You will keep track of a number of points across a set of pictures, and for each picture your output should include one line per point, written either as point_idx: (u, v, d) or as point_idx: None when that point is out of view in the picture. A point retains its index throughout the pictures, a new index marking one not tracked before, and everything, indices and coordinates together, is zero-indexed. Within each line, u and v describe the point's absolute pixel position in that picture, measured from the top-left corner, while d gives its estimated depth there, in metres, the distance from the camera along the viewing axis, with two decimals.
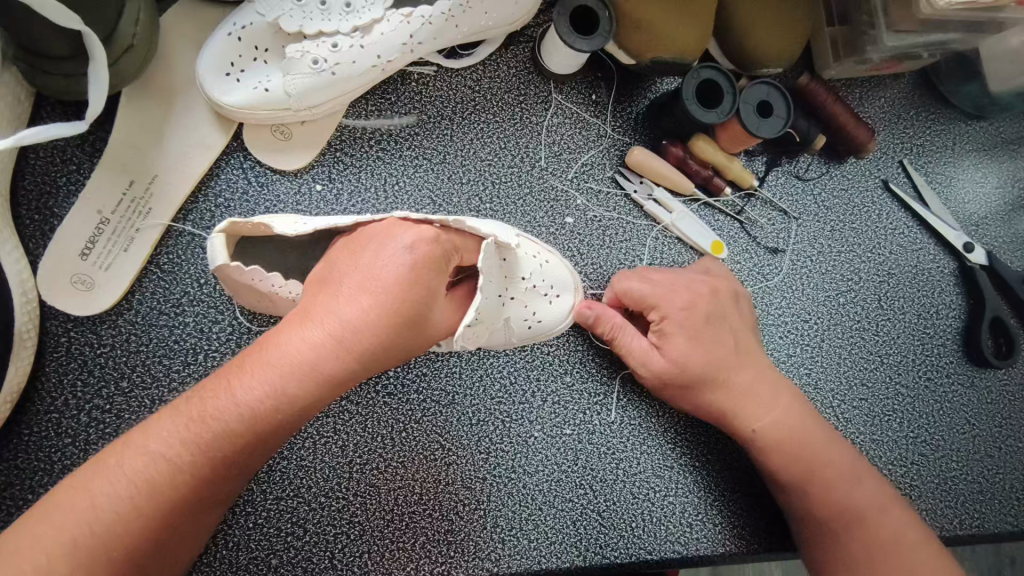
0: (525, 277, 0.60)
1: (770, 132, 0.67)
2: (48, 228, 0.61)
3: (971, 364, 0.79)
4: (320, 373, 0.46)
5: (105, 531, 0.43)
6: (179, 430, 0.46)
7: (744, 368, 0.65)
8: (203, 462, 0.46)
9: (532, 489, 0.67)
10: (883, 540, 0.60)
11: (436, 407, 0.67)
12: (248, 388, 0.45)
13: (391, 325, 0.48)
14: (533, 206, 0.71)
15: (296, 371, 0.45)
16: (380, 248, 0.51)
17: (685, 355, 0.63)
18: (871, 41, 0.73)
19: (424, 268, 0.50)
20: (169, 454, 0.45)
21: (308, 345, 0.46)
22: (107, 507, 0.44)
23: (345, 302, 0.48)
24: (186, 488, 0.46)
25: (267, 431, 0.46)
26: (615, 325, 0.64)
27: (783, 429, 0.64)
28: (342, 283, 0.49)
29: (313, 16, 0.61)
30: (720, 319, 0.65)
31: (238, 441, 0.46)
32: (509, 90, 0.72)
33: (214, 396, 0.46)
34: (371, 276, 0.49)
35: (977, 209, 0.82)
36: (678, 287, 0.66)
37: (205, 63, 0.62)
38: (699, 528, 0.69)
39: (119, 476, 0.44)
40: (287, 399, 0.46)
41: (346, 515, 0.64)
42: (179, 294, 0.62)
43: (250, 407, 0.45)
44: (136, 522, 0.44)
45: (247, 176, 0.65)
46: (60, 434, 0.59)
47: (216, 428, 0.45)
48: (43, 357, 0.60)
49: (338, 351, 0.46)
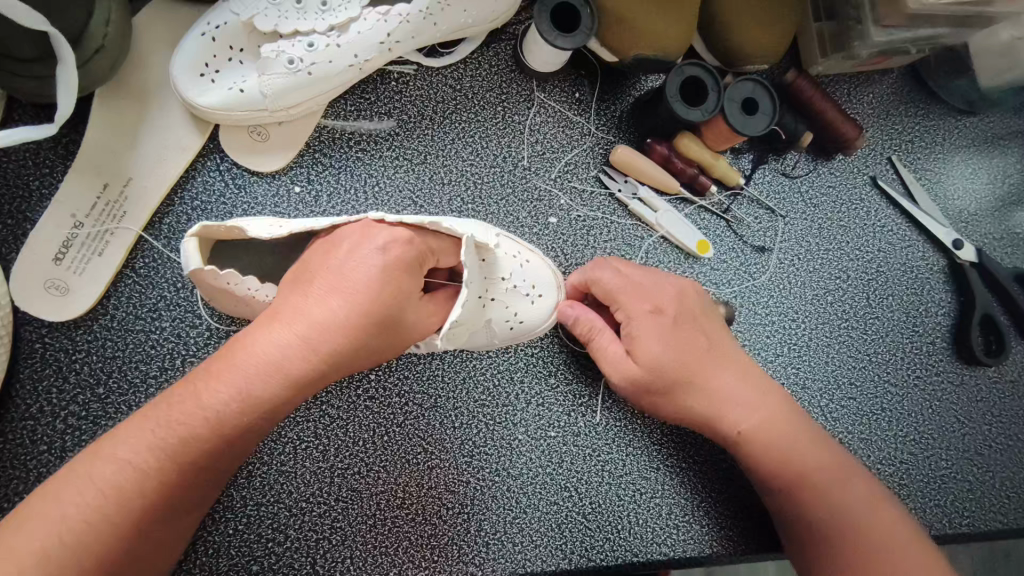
0: (506, 277, 0.59)
1: (755, 130, 0.66)
2: (21, 233, 0.60)
3: (961, 362, 0.79)
4: (289, 374, 0.46)
5: (75, 539, 0.43)
6: (146, 436, 0.45)
7: (718, 370, 0.64)
8: (173, 468, 0.45)
9: (517, 492, 0.66)
10: (871, 540, 0.58)
11: (419, 410, 0.66)
12: (217, 391, 0.45)
13: (365, 324, 0.48)
14: (515, 206, 0.70)
15: (264, 372, 0.45)
16: (352, 250, 0.50)
17: (656, 357, 0.62)
18: (858, 36, 0.72)
19: (398, 267, 0.50)
20: (138, 461, 0.45)
21: (276, 345, 0.46)
22: (75, 516, 0.43)
23: (317, 302, 0.47)
24: (156, 494, 0.45)
25: (237, 434, 0.46)
26: (595, 326, 0.64)
27: (759, 428, 0.63)
28: (314, 281, 0.49)
29: (289, 15, 0.60)
30: (692, 319, 0.65)
31: (207, 444, 0.46)
32: (491, 89, 0.71)
33: (181, 401, 0.46)
34: (341, 275, 0.49)
35: (967, 205, 0.81)
36: (643, 285, 0.65)
37: (180, 64, 0.61)
38: (686, 530, 0.68)
39: (88, 484, 0.44)
40: (256, 400, 0.45)
41: (327, 520, 0.63)
42: (156, 298, 0.61)
43: (218, 410, 0.45)
44: (105, 529, 0.44)
45: (224, 178, 0.64)
46: (36, 441, 0.58)
47: (185, 433, 0.45)
48: (17, 363, 0.59)
49: (306, 351, 0.46)
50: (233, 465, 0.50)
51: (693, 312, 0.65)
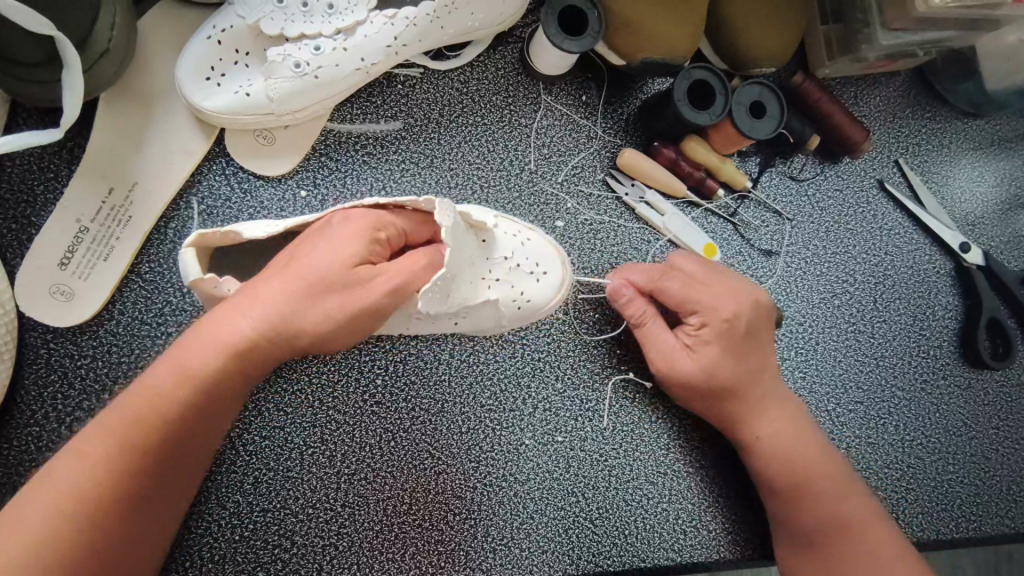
0: (506, 256, 0.60)
1: (763, 134, 0.66)
2: (26, 238, 0.59)
3: (967, 366, 0.78)
4: (226, 341, 0.47)
5: (34, 531, 0.43)
6: (100, 427, 0.46)
7: (760, 386, 0.63)
8: (125, 453, 0.46)
9: (524, 497, 0.66)
10: (853, 544, 0.61)
11: (425, 415, 0.66)
12: (159, 370, 0.47)
13: (309, 296, 0.47)
14: (522, 210, 0.69)
15: (207, 347, 0.47)
16: (311, 235, 0.51)
17: (713, 362, 0.62)
18: (866, 39, 0.72)
19: (344, 236, 0.49)
20: (92, 449, 0.46)
21: (215, 320, 0.47)
22: (38, 511, 0.44)
23: (259, 281, 0.48)
24: (108, 479, 0.46)
25: (182, 413, 0.47)
26: (649, 313, 0.64)
27: (787, 444, 0.63)
28: (264, 269, 0.50)
29: (295, 19, 0.60)
30: (754, 334, 0.64)
31: (155, 424, 0.46)
32: (498, 92, 0.70)
33: (130, 389, 0.47)
34: (292, 257, 0.49)
35: (974, 208, 0.81)
36: (716, 289, 0.64)
37: (185, 67, 0.60)
38: (694, 535, 0.68)
39: (47, 479, 0.45)
40: (196, 372, 0.47)
41: (333, 526, 0.63)
42: (162, 303, 0.61)
43: (161, 387, 0.46)
44: (60, 517, 0.44)
45: (230, 182, 0.64)
46: (40, 448, 0.58)
47: (135, 416, 0.46)
48: (22, 369, 0.58)
49: (240, 319, 0.47)
50: (187, 450, 0.50)
51: (756, 324, 0.64)
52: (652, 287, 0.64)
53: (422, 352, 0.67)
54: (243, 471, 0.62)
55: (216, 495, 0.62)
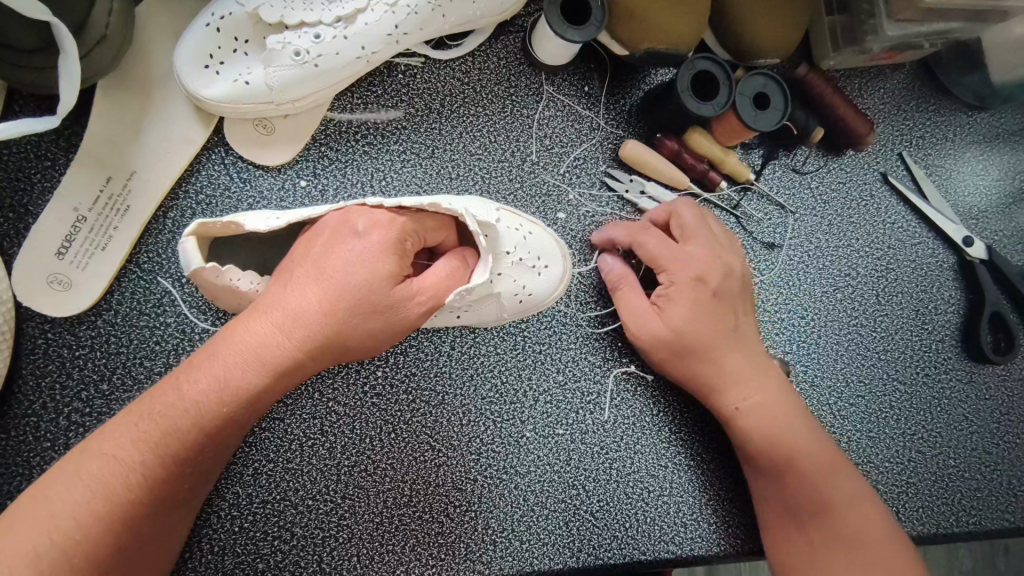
0: (509, 251, 0.59)
1: (767, 125, 0.65)
2: (23, 226, 0.59)
3: (969, 360, 0.78)
4: (269, 363, 0.48)
5: (64, 537, 0.44)
6: (133, 432, 0.47)
7: (727, 364, 0.63)
8: (157, 462, 0.47)
9: (525, 490, 0.66)
10: (841, 529, 0.60)
11: (426, 408, 0.66)
12: (197, 382, 0.47)
13: (348, 310, 0.49)
14: (524, 201, 0.69)
15: (248, 363, 0.47)
16: (337, 240, 0.51)
17: (682, 316, 0.62)
18: (872, 31, 0.71)
19: (381, 251, 0.50)
20: (125, 455, 0.47)
21: (256, 336, 0.48)
22: (64, 515, 0.44)
23: (295, 291, 0.49)
24: (142, 488, 0.47)
25: (217, 427, 0.48)
26: (625, 279, 0.65)
27: (762, 419, 0.62)
28: (293, 275, 0.50)
29: (295, 6, 0.59)
30: (723, 296, 0.64)
31: (189, 436, 0.47)
32: (499, 82, 0.70)
33: (164, 395, 0.48)
34: (325, 263, 0.50)
35: (977, 201, 0.80)
36: (681, 257, 0.63)
37: (184, 54, 0.60)
38: (694, 528, 0.68)
39: (75, 480, 0.46)
40: (236, 390, 0.47)
41: (334, 518, 0.63)
42: (160, 293, 0.61)
43: (200, 401, 0.47)
44: (93, 523, 0.45)
45: (229, 172, 0.63)
46: (39, 438, 0.57)
47: (171, 424, 0.47)
48: (20, 359, 0.58)
49: (283, 340, 0.48)
50: (213, 459, 0.52)
51: (731, 292, 0.64)
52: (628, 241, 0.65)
53: (422, 343, 0.66)
54: (243, 463, 0.62)
55: (215, 488, 0.61)
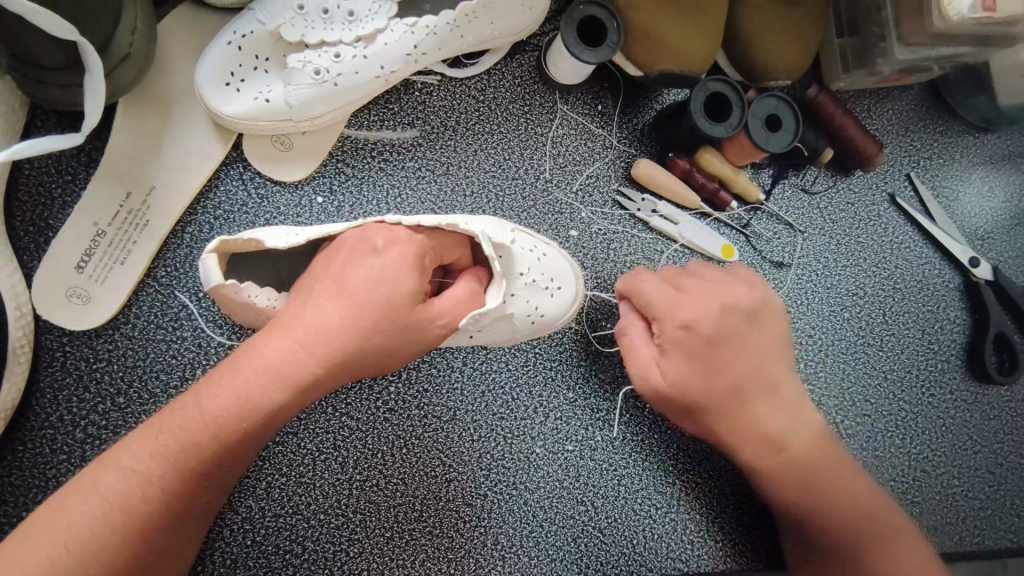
0: (523, 272, 0.60)
1: (779, 147, 0.66)
2: (42, 240, 0.59)
3: (974, 380, 0.79)
4: (290, 379, 0.48)
5: (80, 548, 0.45)
6: (153, 445, 0.47)
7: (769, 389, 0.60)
8: (175, 476, 0.47)
9: (534, 506, 0.66)
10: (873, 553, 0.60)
11: (438, 423, 0.66)
12: (218, 397, 0.47)
13: (369, 329, 0.49)
14: (537, 219, 0.70)
15: (270, 379, 0.47)
16: (356, 257, 0.51)
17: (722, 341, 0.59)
18: (882, 54, 0.72)
19: (400, 270, 0.51)
20: (142, 469, 0.47)
21: (277, 354, 0.48)
22: (81, 525, 0.45)
23: (315, 308, 0.49)
24: (159, 501, 0.47)
25: (233, 443, 0.48)
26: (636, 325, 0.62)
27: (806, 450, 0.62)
28: (313, 290, 0.50)
29: (316, 25, 0.59)
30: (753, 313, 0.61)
31: (207, 451, 0.48)
32: (514, 100, 0.70)
33: (185, 410, 0.48)
34: (345, 281, 0.50)
35: (983, 222, 0.81)
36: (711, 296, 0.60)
37: (205, 72, 0.60)
38: (700, 545, 0.68)
39: (92, 492, 0.46)
40: (257, 407, 0.47)
41: (345, 532, 0.63)
42: (177, 308, 0.61)
43: (219, 416, 0.47)
44: (108, 534, 0.46)
45: (246, 187, 0.64)
46: (56, 451, 0.58)
47: (190, 439, 0.47)
48: (38, 371, 0.58)
49: (304, 357, 0.48)
50: (230, 475, 0.52)
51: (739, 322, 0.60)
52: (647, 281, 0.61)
53: (434, 359, 0.67)
54: (257, 477, 0.63)
55: (228, 501, 0.62)
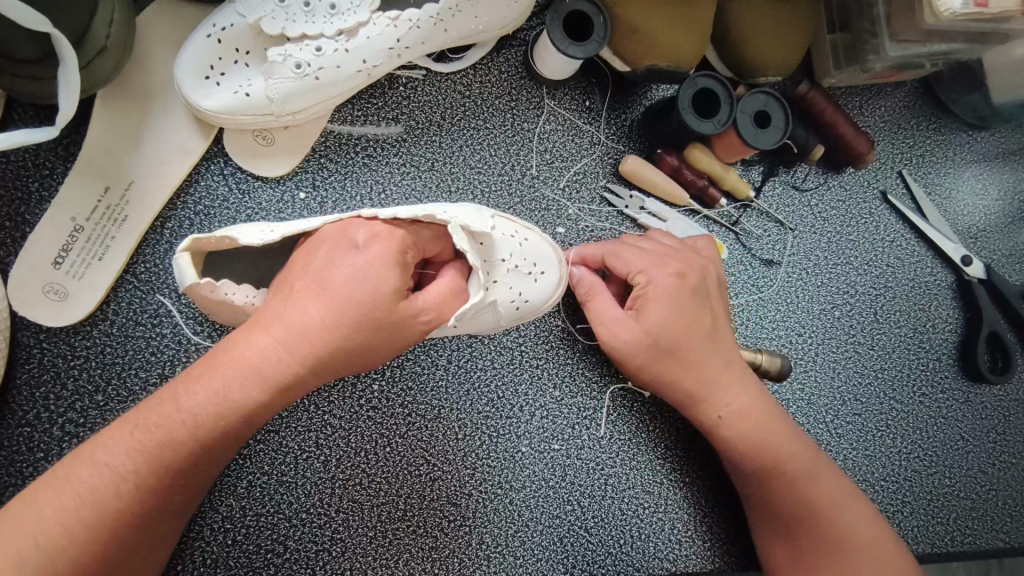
0: (505, 259, 0.58)
1: (767, 143, 0.65)
2: (19, 235, 0.59)
3: (967, 379, 0.78)
4: (268, 378, 0.47)
5: (49, 542, 0.44)
6: (127, 440, 0.47)
7: (723, 352, 0.62)
8: (150, 472, 0.47)
9: (520, 505, 0.65)
10: (831, 532, 0.60)
11: (421, 421, 0.65)
12: (195, 395, 0.47)
13: (353, 325, 0.48)
14: (524, 216, 0.69)
15: (247, 377, 0.47)
16: (335, 255, 0.50)
17: (657, 326, 0.60)
18: (873, 50, 0.71)
19: (381, 266, 0.49)
20: (116, 464, 0.46)
21: (256, 351, 0.47)
22: (51, 519, 0.45)
23: (294, 307, 0.48)
24: (134, 496, 0.46)
25: (211, 443, 0.48)
26: (596, 287, 0.63)
27: (748, 422, 0.62)
28: (292, 287, 0.49)
29: (296, 18, 0.59)
30: (705, 296, 0.63)
31: (182, 449, 0.47)
32: (501, 95, 0.70)
33: (161, 406, 0.47)
34: (324, 279, 0.49)
35: (976, 220, 0.80)
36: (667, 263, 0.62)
37: (183, 65, 0.59)
38: (688, 545, 0.68)
39: (64, 487, 0.46)
40: (235, 407, 0.47)
41: (327, 531, 0.62)
42: (156, 305, 0.61)
43: (196, 413, 0.47)
44: (80, 529, 0.45)
45: (228, 182, 0.63)
46: (32, 449, 0.57)
47: (162, 437, 0.46)
48: (15, 369, 0.58)
49: (285, 357, 0.47)
50: (207, 471, 0.51)
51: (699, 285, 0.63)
52: (603, 256, 0.64)
53: (419, 357, 0.66)
54: (237, 475, 0.62)
55: (209, 499, 0.61)
